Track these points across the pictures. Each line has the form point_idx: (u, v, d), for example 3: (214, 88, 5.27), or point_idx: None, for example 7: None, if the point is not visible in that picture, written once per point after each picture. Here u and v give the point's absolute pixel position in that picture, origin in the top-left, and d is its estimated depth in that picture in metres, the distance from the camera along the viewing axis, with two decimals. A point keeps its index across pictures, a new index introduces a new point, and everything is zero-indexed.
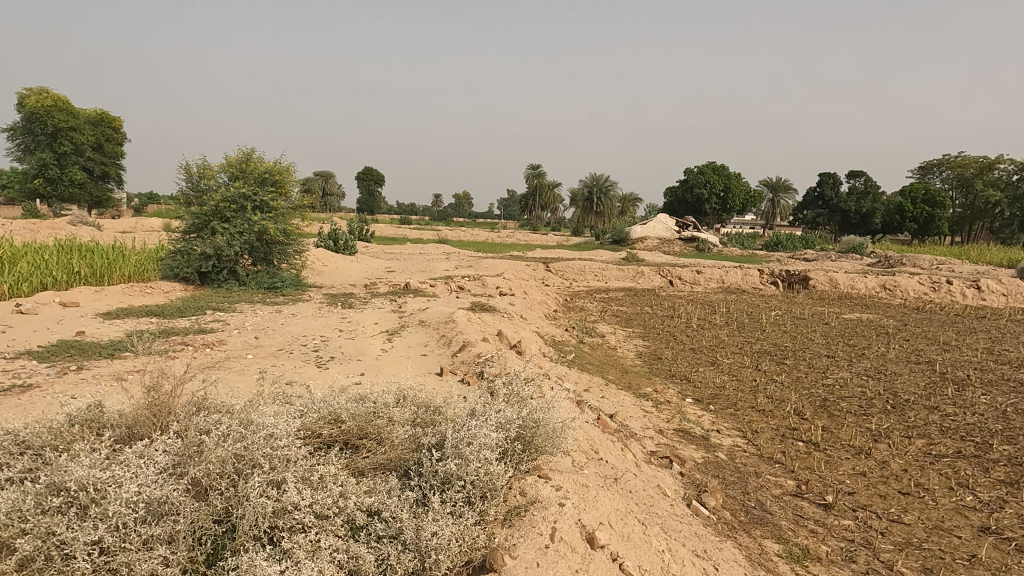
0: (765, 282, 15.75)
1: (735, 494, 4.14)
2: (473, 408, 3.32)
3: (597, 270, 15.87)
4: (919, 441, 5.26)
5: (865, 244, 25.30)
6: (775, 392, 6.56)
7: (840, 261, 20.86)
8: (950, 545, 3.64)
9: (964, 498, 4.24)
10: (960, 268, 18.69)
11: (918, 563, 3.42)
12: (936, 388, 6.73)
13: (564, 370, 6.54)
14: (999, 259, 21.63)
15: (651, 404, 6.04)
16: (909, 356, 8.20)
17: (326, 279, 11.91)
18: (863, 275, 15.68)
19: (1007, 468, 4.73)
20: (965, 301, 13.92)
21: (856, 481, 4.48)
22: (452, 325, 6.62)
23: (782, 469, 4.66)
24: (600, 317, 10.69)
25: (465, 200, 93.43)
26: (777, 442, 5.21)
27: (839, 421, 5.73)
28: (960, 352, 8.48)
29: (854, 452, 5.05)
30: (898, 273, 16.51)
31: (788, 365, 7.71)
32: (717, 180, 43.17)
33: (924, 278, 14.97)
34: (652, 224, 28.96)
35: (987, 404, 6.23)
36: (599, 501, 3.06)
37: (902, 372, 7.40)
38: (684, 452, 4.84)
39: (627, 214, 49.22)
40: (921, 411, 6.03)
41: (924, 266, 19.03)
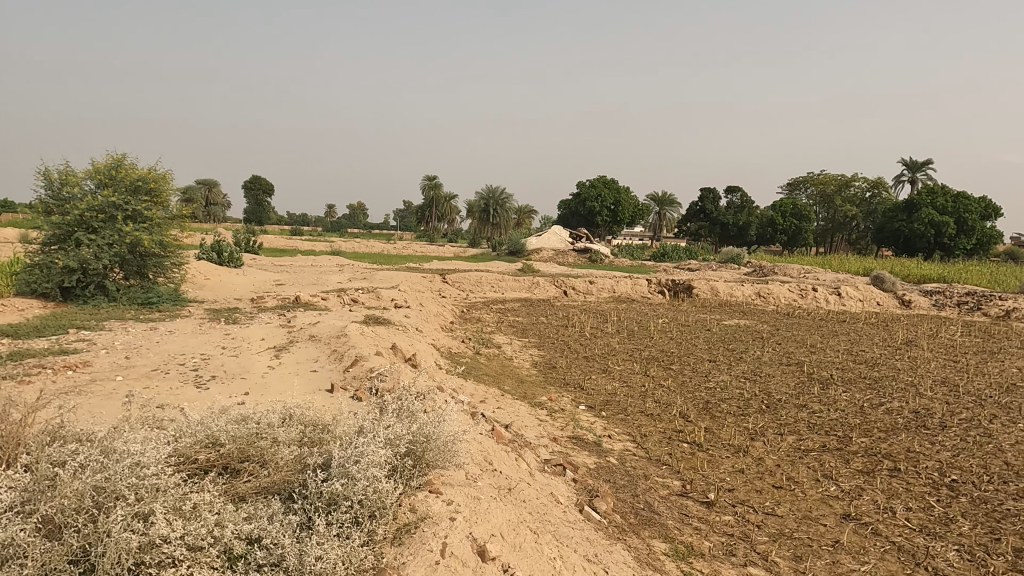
0: (653, 290, 16.51)
1: (624, 497, 4.28)
2: (362, 424, 3.22)
3: (494, 280, 16.01)
4: (790, 437, 5.67)
5: (743, 255, 27.12)
6: (662, 396, 6.88)
7: (722, 271, 22.21)
8: (817, 532, 3.94)
9: (829, 488, 4.61)
10: (824, 276, 20.45)
11: (789, 552, 3.68)
12: (804, 388, 7.30)
13: (460, 382, 6.53)
14: (857, 267, 23.87)
15: (545, 413, 6.14)
16: (780, 358, 8.87)
17: (208, 293, 11.26)
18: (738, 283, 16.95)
19: (864, 459, 5.19)
20: (828, 306, 15.23)
21: (735, 479, 4.76)
22: (344, 338, 6.44)
23: (669, 471, 4.87)
24: (496, 328, 10.76)
25: (360, 212, 91.96)
26: (663, 444, 5.46)
27: (720, 421, 6.09)
28: (824, 353, 9.27)
29: (734, 450, 5.36)
30: (771, 281, 17.84)
31: (674, 370, 8.10)
32: (608, 193, 45.01)
33: (793, 286, 16.22)
34: (547, 235, 29.61)
35: (847, 400, 6.82)
36: (491, 513, 3.07)
37: (775, 373, 7.99)
38: (577, 458, 4.97)
39: (523, 225, 50.08)
40: (791, 409, 6.51)
41: (793, 275, 20.66)
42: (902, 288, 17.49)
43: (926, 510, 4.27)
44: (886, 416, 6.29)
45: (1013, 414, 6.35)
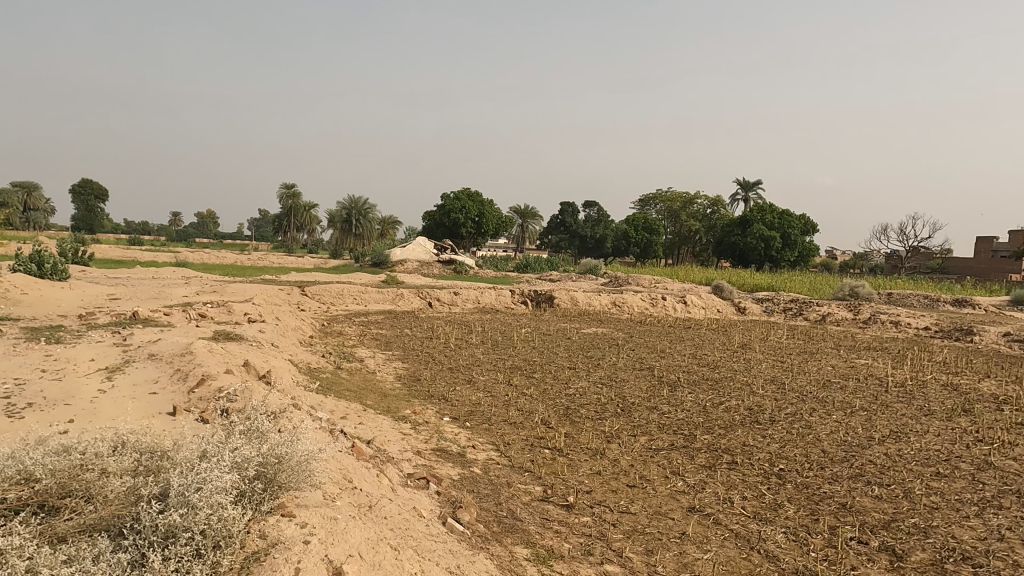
0: (516, 301, 16.89)
1: (487, 506, 4.32)
2: (205, 449, 3.00)
3: (356, 292, 15.61)
4: (643, 438, 6.02)
5: (600, 267, 28.53)
6: (525, 404, 7.04)
7: (581, 281, 23.18)
8: (666, 526, 4.21)
9: (676, 484, 4.94)
10: (672, 286, 22.01)
11: (642, 547, 3.90)
12: (654, 391, 7.79)
13: (320, 398, 6.28)
14: (700, 278, 25.94)
15: (408, 426, 6.06)
16: (634, 363, 9.42)
17: (24, 310, 9.98)
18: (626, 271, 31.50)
19: (707, 454, 5.63)
20: (676, 313, 16.40)
21: (593, 480, 4.97)
22: (189, 357, 5.98)
23: (531, 477, 4.98)
24: (358, 342, 10.48)
25: (210, 220, 86.14)
26: (526, 451, 5.58)
27: (579, 426, 6.34)
28: (673, 357, 9.97)
29: (592, 453, 5.60)
30: (626, 291, 18.91)
31: (536, 378, 8.32)
32: (471, 205, 45.45)
33: (646, 295, 17.27)
34: (411, 246, 29.33)
35: (692, 400, 7.37)
36: (349, 532, 2.97)
37: (629, 377, 8.46)
38: (441, 470, 4.95)
39: (387, 236, 49.32)
40: (644, 411, 6.93)
41: (645, 285, 22.06)
42: (738, 296, 19.25)
43: (759, 498, 4.69)
44: (725, 414, 6.86)
45: (828, 406, 7.18)
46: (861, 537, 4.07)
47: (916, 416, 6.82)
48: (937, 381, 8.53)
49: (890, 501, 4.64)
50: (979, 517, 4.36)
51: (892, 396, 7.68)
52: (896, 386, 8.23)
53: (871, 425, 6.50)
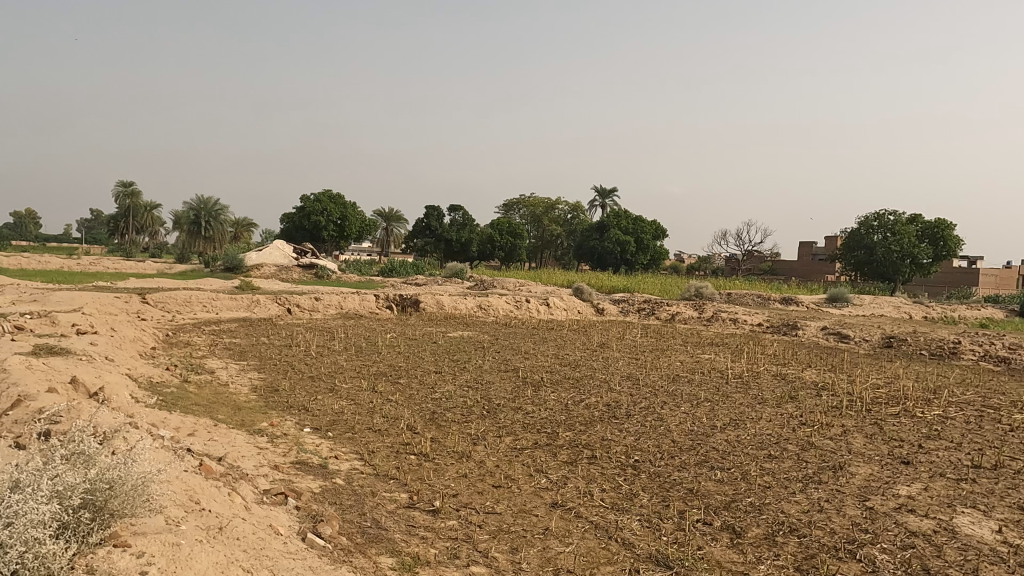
0: (381, 305, 16.56)
1: (350, 517, 4.20)
2: (19, 478, 2.66)
3: (206, 299, 14.57)
4: (508, 438, 6.12)
5: (466, 270, 28.75)
6: (390, 410, 6.92)
7: (447, 285, 23.20)
8: (530, 523, 4.31)
9: (540, 481, 5.07)
10: (535, 288, 22.65)
11: (507, 545, 3.96)
12: (519, 391, 7.97)
13: (163, 415, 5.78)
14: (562, 279, 27.00)
15: (265, 440, 5.73)
16: (499, 365, 9.57)
17: None
18: (493, 271, 40.30)
19: (569, 450, 5.84)
20: (539, 315, 16.88)
21: (459, 483, 4.98)
22: (2, 376, 5.25)
23: (396, 484, 4.90)
24: (209, 352, 9.76)
25: (29, 220, 76.64)
26: (391, 458, 5.48)
27: (445, 430, 6.33)
28: (536, 358, 10.25)
29: (458, 456, 5.62)
30: (491, 294, 19.19)
31: (402, 384, 8.20)
32: (333, 208, 44.05)
33: (511, 298, 17.63)
34: (268, 249, 27.88)
35: (555, 399, 7.61)
36: (194, 558, 2.77)
37: (494, 380, 8.58)
38: (300, 484, 4.73)
39: (241, 239, 46.48)
40: (508, 411, 7.06)
41: (509, 288, 22.53)
42: (597, 298, 20.20)
43: (616, 489, 4.94)
44: (585, 411, 7.15)
45: (677, 399, 7.71)
46: (706, 519, 4.41)
47: (751, 404, 7.51)
48: (768, 372, 9.46)
49: (730, 483, 5.07)
50: (803, 492, 4.89)
51: (731, 387, 8.40)
52: (735, 378, 9.02)
53: (714, 414, 7.07)
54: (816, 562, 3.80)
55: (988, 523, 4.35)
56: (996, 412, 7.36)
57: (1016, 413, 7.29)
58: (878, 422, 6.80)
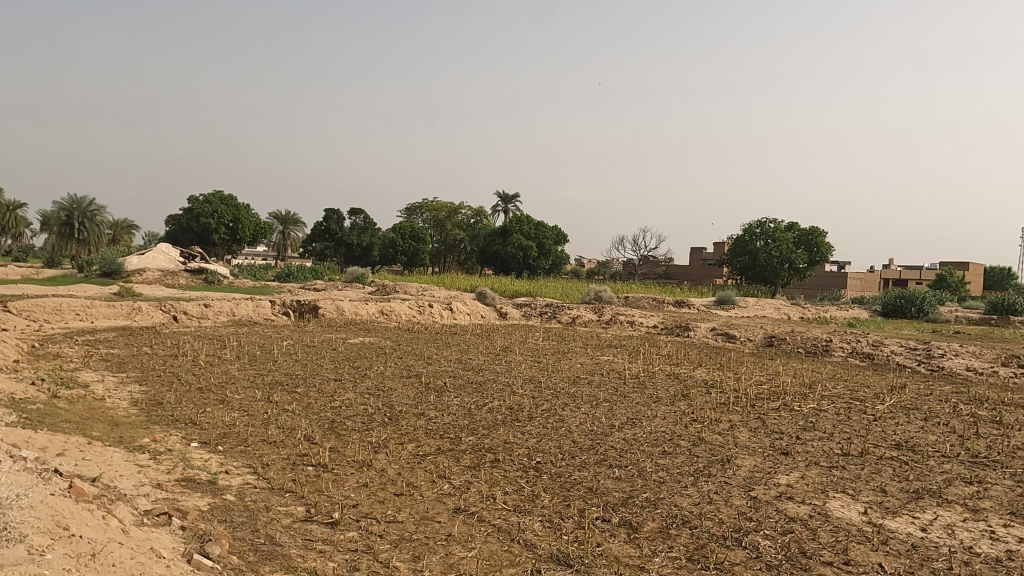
0: (277, 312, 15.90)
1: (242, 535, 3.99)
2: None
3: (79, 307, 13.43)
4: (410, 445, 6.04)
5: (367, 274, 28.18)
6: (286, 421, 6.64)
7: (347, 290, 22.63)
8: (433, 530, 4.27)
9: (443, 487, 5.03)
10: (439, 292, 22.54)
11: (409, 553, 3.91)
12: (422, 397, 7.87)
13: (27, 435, 5.25)
14: (465, 284, 27.00)
15: (146, 458, 5.34)
16: (401, 371, 9.41)
17: None
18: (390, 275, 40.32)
19: (472, 455, 5.84)
20: (442, 320, 16.80)
21: (359, 493, 4.85)
22: None
23: (292, 498, 4.71)
24: (82, 364, 8.99)
25: None
26: (287, 470, 5.26)
27: (345, 439, 6.15)
28: (439, 363, 10.18)
29: (358, 465, 5.48)
30: (393, 298, 18.88)
31: (299, 393, 7.90)
32: (225, 210, 41.94)
33: (413, 303, 17.43)
34: (151, 253, 26.10)
35: (458, 404, 7.59)
36: None
37: (396, 386, 8.43)
38: (186, 502, 4.45)
39: (121, 241, 43.31)
40: (411, 418, 6.96)
41: (412, 293, 22.30)
42: (500, 302, 20.36)
43: (519, 491, 4.98)
44: (488, 414, 7.17)
45: (578, 400, 7.90)
46: (605, 515, 4.53)
47: (647, 403, 7.81)
48: (662, 371, 9.88)
49: (628, 480, 5.25)
50: (694, 485, 5.14)
51: (629, 387, 8.71)
52: (632, 378, 9.36)
53: (613, 414, 7.29)
54: (706, 551, 3.99)
55: (856, 506, 4.74)
56: (862, 403, 8.05)
57: (878, 404, 8.01)
58: (761, 416, 7.27)
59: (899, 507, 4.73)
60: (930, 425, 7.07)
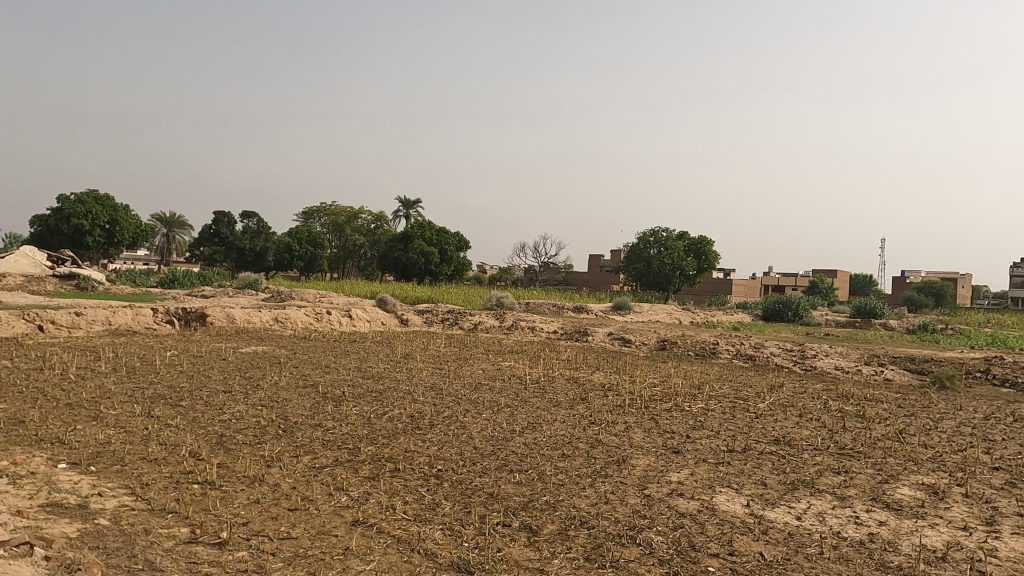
0: (160, 320, 14.89)
1: (117, 562, 3.69)
2: None
3: None
4: (305, 458, 5.82)
5: (261, 280, 26.99)
6: (169, 437, 6.22)
7: (238, 297, 21.55)
8: (329, 544, 4.13)
9: (340, 500, 4.89)
10: (337, 299, 21.94)
11: (303, 570, 3.76)
12: (319, 407, 7.61)
13: None
14: (365, 290, 26.41)
15: (4, 483, 4.84)
16: (297, 381, 9.05)
17: None
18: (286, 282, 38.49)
19: (371, 465, 5.71)
20: (341, 327, 16.34)
21: (250, 510, 4.62)
22: None
23: (176, 518, 4.42)
24: None
25: None
26: (169, 490, 4.93)
27: (235, 454, 5.84)
28: (338, 372, 9.88)
29: (249, 481, 5.21)
30: (288, 305, 18.17)
31: (184, 406, 7.42)
32: (100, 210, 38.89)
33: (310, 310, 16.85)
34: (12, 257, 23.72)
35: (357, 414, 7.40)
36: None
37: (291, 397, 8.10)
38: (52, 529, 4.07)
39: None
40: (307, 429, 6.72)
41: (309, 300, 21.58)
42: (401, 308, 20.07)
43: (419, 500, 4.92)
44: (388, 423, 7.04)
45: (479, 406, 7.91)
46: (505, 520, 4.57)
47: (547, 408, 7.94)
48: (562, 376, 10.08)
49: (528, 484, 5.31)
50: (592, 486, 5.27)
51: (529, 392, 8.83)
52: (532, 383, 9.49)
53: (513, 419, 7.37)
54: (602, 551, 4.11)
55: (740, 499, 5.04)
56: (745, 402, 8.58)
57: (760, 402, 8.56)
58: (654, 417, 7.57)
59: (777, 498, 5.08)
60: (804, 421, 7.65)
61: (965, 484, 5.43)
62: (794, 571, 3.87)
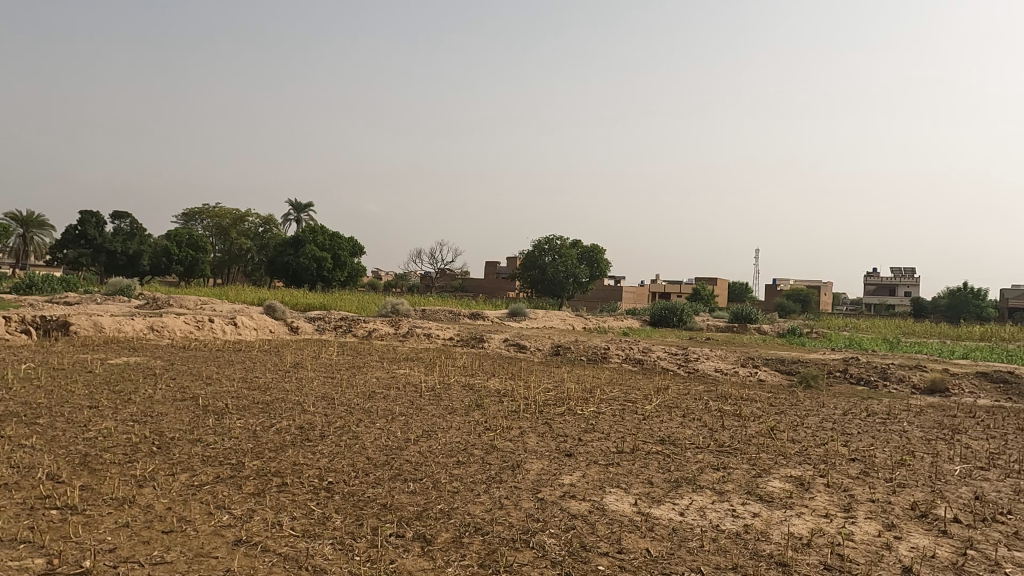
0: (14, 330, 13.45)
1: None
2: None
3: None
4: (182, 475, 5.45)
5: (135, 286, 25.08)
6: (22, 459, 5.62)
7: (108, 304, 19.88)
8: (209, 567, 3.89)
9: (221, 518, 4.61)
10: (221, 306, 20.79)
11: None
12: (199, 421, 7.16)
13: None
14: (252, 297, 25.22)
15: None
16: (174, 394, 8.46)
17: None
18: (163, 287, 35.96)
19: (256, 480, 5.43)
20: (225, 336, 15.47)
21: (118, 535, 4.26)
22: None
23: (29, 549, 3.99)
24: None
25: None
26: (22, 518, 4.45)
27: (101, 475, 5.37)
28: (220, 383, 9.33)
29: (118, 503, 4.81)
30: (165, 313, 16.98)
31: (42, 425, 6.74)
32: None
33: (190, 317, 15.84)
34: None
35: (241, 427, 7.02)
36: None
37: (168, 411, 7.56)
38: None
39: None
40: (185, 445, 6.29)
41: (190, 307, 20.31)
42: (290, 316, 19.30)
43: (308, 515, 4.73)
44: (275, 436, 6.73)
45: (373, 416, 7.73)
46: (399, 531, 4.48)
47: (443, 415, 7.89)
48: (458, 383, 10.07)
49: (422, 493, 5.25)
50: (486, 492, 5.29)
51: (425, 400, 8.74)
52: (427, 391, 9.39)
53: (408, 427, 7.26)
54: (496, 556, 4.12)
55: (628, 498, 5.23)
56: (634, 405, 8.92)
57: (647, 404, 8.93)
58: (548, 421, 7.72)
59: (662, 495, 5.32)
60: (687, 420, 8.07)
61: (826, 475, 5.92)
62: (678, 564, 4.06)
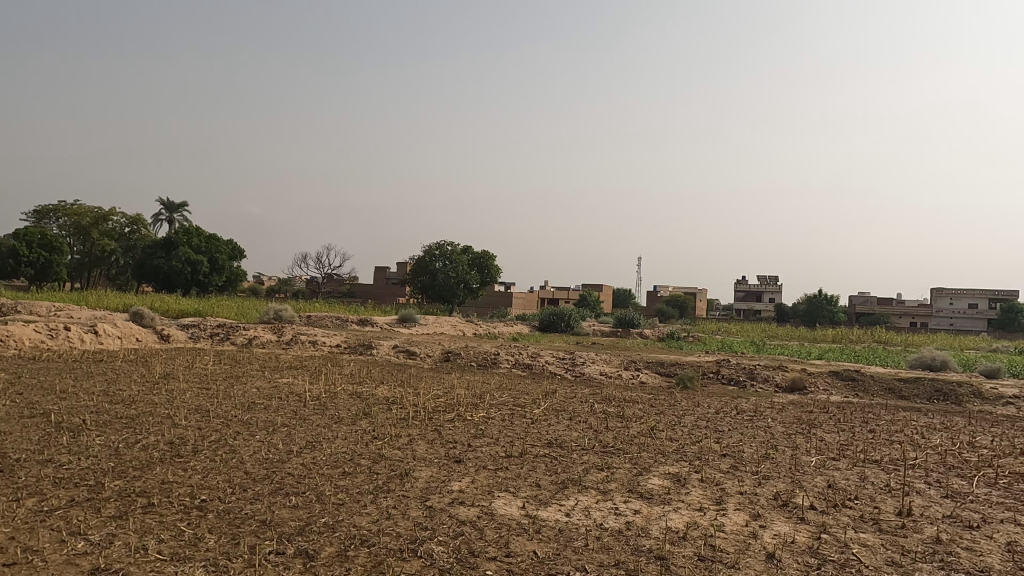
0: None
1: None
2: None
3: None
4: (29, 501, 4.91)
5: None
6: None
7: None
8: None
9: (76, 546, 4.20)
10: (78, 313, 18.97)
11: None
12: (50, 440, 6.48)
13: None
14: (115, 303, 23.30)
15: None
16: (20, 411, 7.60)
17: None
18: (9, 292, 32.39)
19: (117, 502, 4.99)
20: (83, 346, 14.12)
21: None
22: None
23: None
24: None
25: None
26: None
27: None
28: (77, 397, 8.50)
29: None
30: (10, 321, 15.24)
31: None
32: None
33: (40, 325, 14.33)
34: None
35: (101, 444, 6.43)
36: None
37: (12, 430, 6.78)
38: None
39: None
40: (32, 467, 5.67)
41: (41, 314, 18.39)
42: (160, 322, 17.96)
43: (177, 536, 4.41)
44: (141, 453, 6.22)
45: (252, 428, 7.34)
46: (279, 548, 4.28)
47: (328, 425, 7.62)
48: (345, 391, 9.77)
49: (304, 507, 5.04)
50: (373, 503, 5.16)
51: (309, 409, 8.42)
52: (312, 400, 9.03)
53: (291, 439, 6.95)
54: (383, 567, 4.04)
55: (516, 502, 5.29)
56: (523, 409, 9.05)
57: (536, 408, 9.08)
58: (437, 428, 7.66)
59: (549, 497, 5.42)
60: (573, 423, 8.29)
61: (700, 471, 6.28)
62: (564, 564, 4.15)
